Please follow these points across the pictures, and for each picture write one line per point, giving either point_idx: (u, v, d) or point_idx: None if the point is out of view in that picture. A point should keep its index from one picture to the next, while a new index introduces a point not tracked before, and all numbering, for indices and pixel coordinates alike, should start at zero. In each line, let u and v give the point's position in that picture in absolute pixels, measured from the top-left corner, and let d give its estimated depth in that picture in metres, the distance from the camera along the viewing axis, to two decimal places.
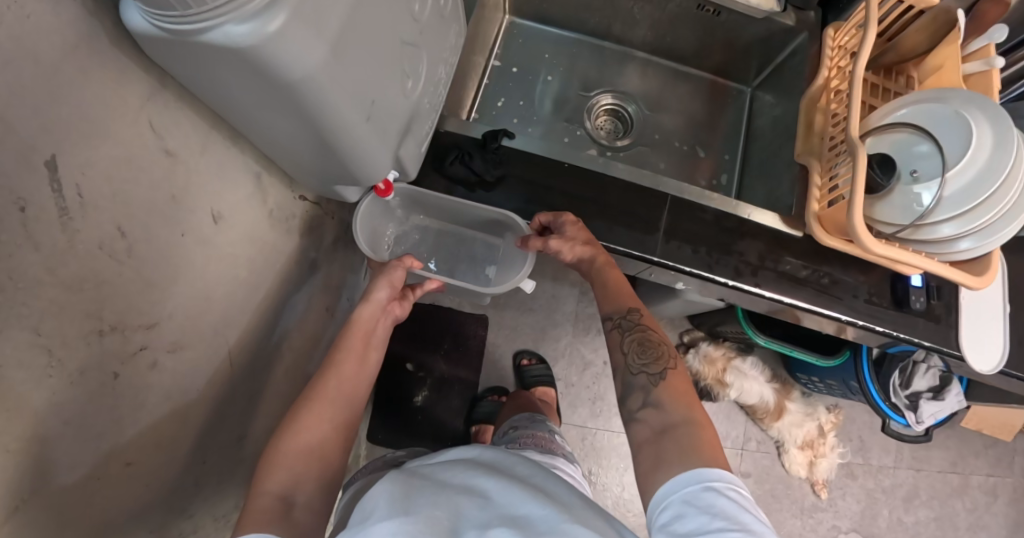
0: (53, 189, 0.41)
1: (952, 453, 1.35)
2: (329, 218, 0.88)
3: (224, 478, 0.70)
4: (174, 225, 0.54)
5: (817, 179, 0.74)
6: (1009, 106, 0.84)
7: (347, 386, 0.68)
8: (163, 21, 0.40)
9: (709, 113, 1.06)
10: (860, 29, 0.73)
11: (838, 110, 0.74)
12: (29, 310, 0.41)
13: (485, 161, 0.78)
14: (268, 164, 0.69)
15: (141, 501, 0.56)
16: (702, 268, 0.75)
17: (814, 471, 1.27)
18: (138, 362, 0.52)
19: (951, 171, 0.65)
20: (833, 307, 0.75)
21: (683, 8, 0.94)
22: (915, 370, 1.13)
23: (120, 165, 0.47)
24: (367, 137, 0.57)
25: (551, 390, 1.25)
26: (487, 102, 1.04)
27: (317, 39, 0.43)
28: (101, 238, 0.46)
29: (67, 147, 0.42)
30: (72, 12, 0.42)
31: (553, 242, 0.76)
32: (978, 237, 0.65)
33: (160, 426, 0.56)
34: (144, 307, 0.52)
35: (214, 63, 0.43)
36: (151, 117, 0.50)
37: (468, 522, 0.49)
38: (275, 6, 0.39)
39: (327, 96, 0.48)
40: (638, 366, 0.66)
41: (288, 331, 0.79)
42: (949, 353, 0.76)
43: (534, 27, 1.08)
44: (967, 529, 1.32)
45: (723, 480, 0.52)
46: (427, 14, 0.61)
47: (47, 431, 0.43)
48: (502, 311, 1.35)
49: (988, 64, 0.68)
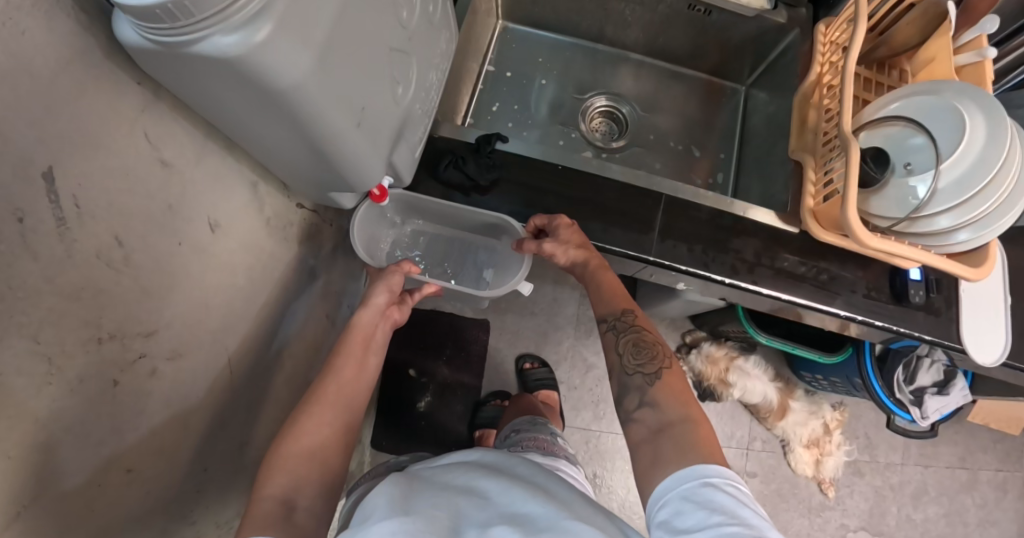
0: (51, 200, 0.42)
1: (961, 448, 1.34)
2: (327, 225, 0.90)
3: (226, 484, 0.70)
4: (173, 234, 0.56)
5: (811, 175, 0.74)
6: (1002, 97, 0.84)
7: (347, 390, 0.69)
8: (156, 34, 0.40)
9: (704, 113, 1.06)
10: (850, 24, 0.73)
11: (831, 105, 0.74)
12: (28, 319, 0.42)
13: (479, 165, 0.78)
14: (264, 173, 0.70)
15: (143, 508, 0.56)
16: (697, 266, 0.75)
17: (820, 470, 1.26)
18: (138, 369, 0.53)
19: (946, 162, 0.64)
20: (832, 303, 0.75)
21: (673, 8, 0.95)
22: (919, 365, 1.11)
23: (117, 177, 0.48)
24: (359, 143, 0.58)
25: (554, 393, 1.25)
26: (482, 107, 1.05)
27: (303, 47, 0.44)
28: (99, 246, 0.47)
29: (64, 158, 0.43)
30: (66, 27, 0.43)
31: (547, 245, 0.75)
32: (976, 228, 0.65)
33: (161, 433, 0.57)
34: (144, 315, 0.53)
35: (203, 73, 0.43)
36: (147, 129, 0.51)
37: (469, 522, 0.49)
38: (261, 16, 0.40)
39: (316, 104, 0.48)
40: (634, 366, 0.66)
41: (288, 340, 0.80)
42: (950, 346, 0.76)
43: (528, 32, 1.08)
44: (977, 525, 1.30)
45: (721, 476, 0.52)
46: (416, 21, 0.62)
47: (47, 438, 0.44)
48: (503, 315, 1.35)
49: (981, 55, 0.68)
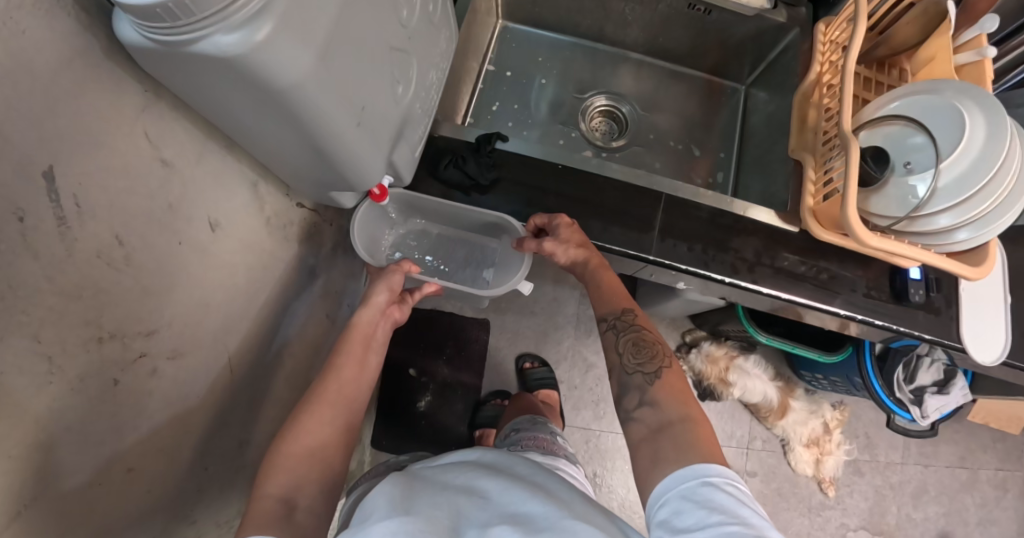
0: (51, 199, 0.43)
1: (961, 447, 1.34)
2: (327, 225, 0.90)
3: (226, 484, 0.70)
4: (174, 234, 0.56)
5: (811, 174, 0.74)
6: (1002, 96, 0.84)
7: (348, 389, 0.69)
8: (156, 33, 0.40)
9: (704, 112, 1.06)
10: (850, 24, 0.73)
11: (831, 104, 0.74)
12: (28, 318, 0.42)
13: (479, 165, 0.78)
14: (264, 173, 0.70)
15: (143, 507, 0.56)
16: (697, 265, 0.75)
17: (820, 469, 1.26)
18: (138, 369, 0.53)
19: (946, 161, 0.64)
20: (832, 302, 0.75)
21: (673, 8, 0.95)
22: (919, 364, 1.11)
23: (118, 177, 0.49)
24: (359, 143, 0.58)
25: (554, 392, 1.25)
26: (482, 106, 1.05)
27: (303, 46, 0.44)
28: (99, 246, 0.47)
29: (65, 158, 0.43)
30: (65, 26, 0.43)
31: (547, 244, 0.75)
32: (975, 227, 0.65)
33: (161, 432, 0.57)
34: (144, 315, 0.53)
35: (204, 72, 0.43)
36: (148, 128, 0.51)
37: (469, 522, 0.49)
38: (261, 15, 0.40)
39: (316, 104, 0.48)
40: (634, 366, 0.66)
41: (288, 339, 0.80)
42: (950, 345, 0.76)
43: (528, 31, 1.09)
44: (977, 525, 1.30)
45: (721, 475, 0.52)
46: (416, 20, 0.62)
47: (48, 438, 0.44)
48: (503, 314, 1.36)
49: (981, 54, 0.68)
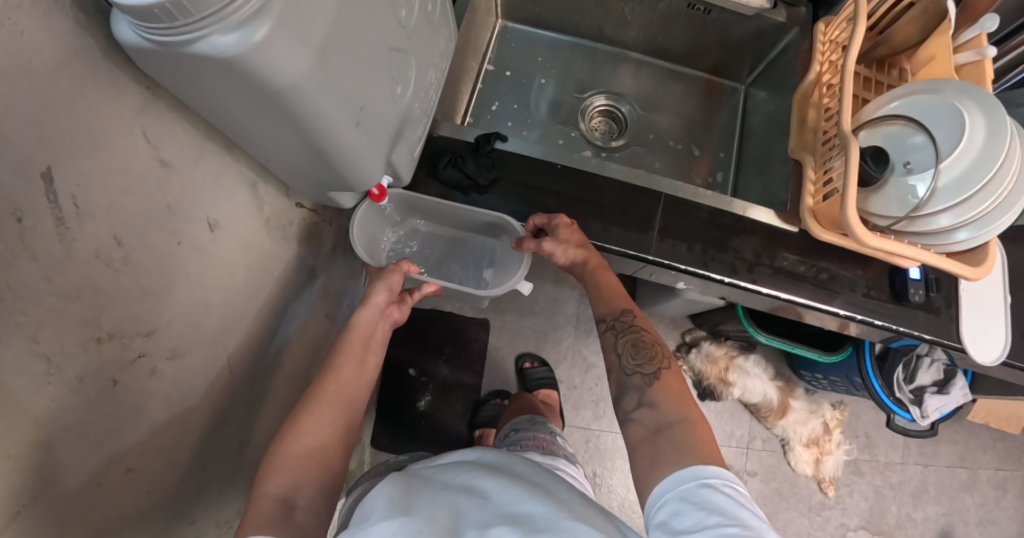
0: (50, 199, 0.43)
1: (961, 447, 1.34)
2: (326, 225, 0.90)
3: (225, 484, 0.71)
4: (173, 234, 0.56)
5: (811, 174, 0.74)
6: (1002, 95, 0.84)
7: (347, 390, 0.69)
8: (155, 33, 0.40)
9: (704, 112, 1.06)
10: (850, 23, 0.73)
11: (830, 104, 0.74)
12: (27, 318, 0.42)
13: (478, 165, 0.78)
14: (263, 173, 0.70)
15: (142, 507, 0.56)
16: (697, 265, 0.75)
17: (820, 469, 1.26)
18: (138, 369, 0.53)
19: (946, 161, 0.64)
20: (831, 302, 0.75)
21: (673, 8, 0.95)
22: (919, 364, 1.11)
23: (117, 178, 0.48)
24: (358, 143, 0.58)
25: (554, 392, 1.25)
26: (482, 106, 1.04)
27: (302, 46, 0.44)
28: (98, 246, 0.47)
29: (65, 159, 0.43)
30: (64, 26, 0.43)
31: (547, 244, 0.75)
32: (975, 227, 0.65)
33: (160, 432, 0.57)
34: (143, 315, 0.53)
35: (203, 73, 0.43)
36: (146, 129, 0.51)
37: (469, 522, 0.49)
38: (260, 15, 0.40)
39: (315, 103, 0.48)
40: (633, 366, 0.66)
41: (288, 339, 0.80)
42: (950, 345, 0.76)
43: (528, 31, 1.08)
44: (977, 525, 1.30)
45: (720, 476, 0.52)
46: (415, 20, 0.62)
47: (48, 438, 0.45)
48: (503, 314, 1.36)
49: (981, 54, 0.68)
